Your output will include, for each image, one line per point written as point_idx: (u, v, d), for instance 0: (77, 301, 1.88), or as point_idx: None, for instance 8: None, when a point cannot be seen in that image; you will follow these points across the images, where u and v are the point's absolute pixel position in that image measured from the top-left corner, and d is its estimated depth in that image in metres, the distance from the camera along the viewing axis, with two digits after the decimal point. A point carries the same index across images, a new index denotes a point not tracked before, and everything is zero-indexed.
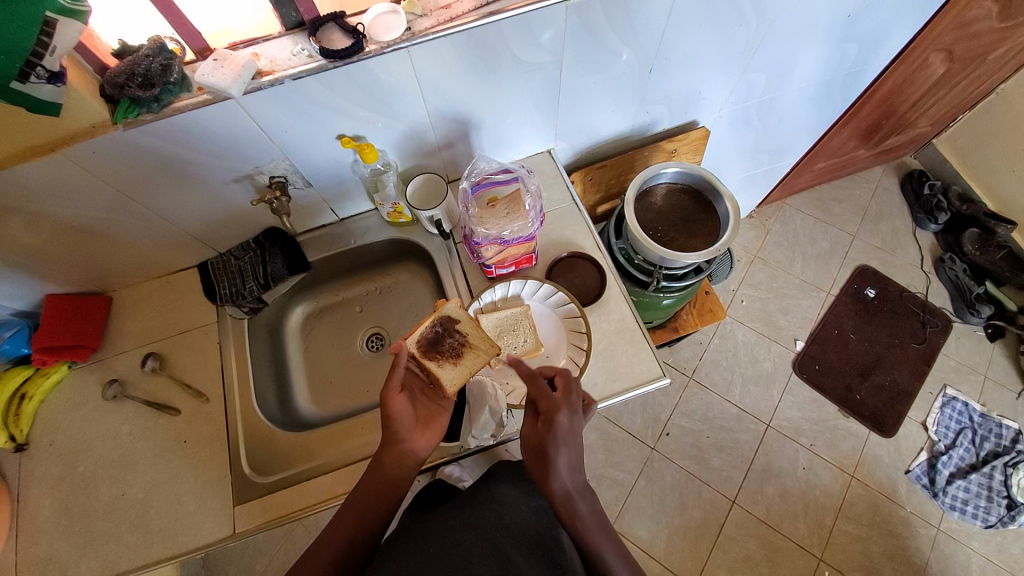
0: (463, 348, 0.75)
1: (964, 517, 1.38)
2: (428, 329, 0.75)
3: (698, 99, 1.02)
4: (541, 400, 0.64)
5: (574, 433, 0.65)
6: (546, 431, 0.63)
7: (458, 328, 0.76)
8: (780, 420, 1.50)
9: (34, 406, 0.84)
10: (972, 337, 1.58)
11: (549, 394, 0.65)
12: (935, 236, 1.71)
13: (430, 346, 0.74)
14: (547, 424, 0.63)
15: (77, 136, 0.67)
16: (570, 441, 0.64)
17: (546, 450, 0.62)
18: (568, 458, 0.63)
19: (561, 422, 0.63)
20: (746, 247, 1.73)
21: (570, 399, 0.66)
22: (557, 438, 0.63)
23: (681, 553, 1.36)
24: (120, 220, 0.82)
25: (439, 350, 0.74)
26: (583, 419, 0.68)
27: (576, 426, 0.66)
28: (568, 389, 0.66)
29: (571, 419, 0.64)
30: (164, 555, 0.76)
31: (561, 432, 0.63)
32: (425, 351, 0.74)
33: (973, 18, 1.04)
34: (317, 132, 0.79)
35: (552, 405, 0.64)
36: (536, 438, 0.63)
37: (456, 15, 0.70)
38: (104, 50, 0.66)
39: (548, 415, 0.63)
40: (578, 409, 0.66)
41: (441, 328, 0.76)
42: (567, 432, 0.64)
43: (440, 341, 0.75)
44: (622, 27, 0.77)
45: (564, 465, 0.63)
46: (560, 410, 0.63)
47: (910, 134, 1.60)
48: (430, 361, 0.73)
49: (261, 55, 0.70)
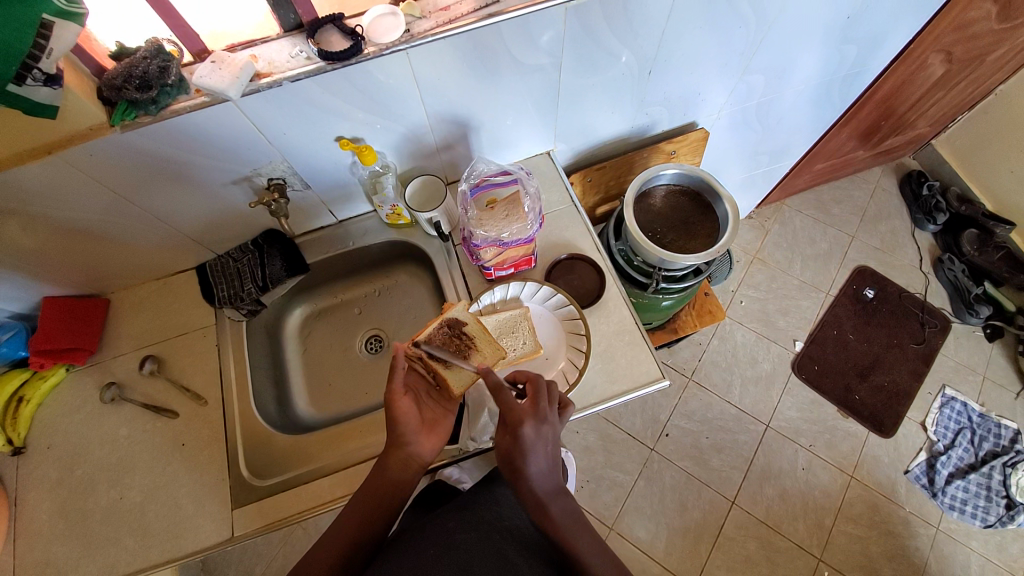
0: (471, 349, 0.77)
1: (964, 517, 1.38)
2: (436, 331, 0.77)
3: (697, 100, 1.02)
4: (506, 412, 0.62)
5: (544, 440, 0.62)
6: (512, 443, 0.61)
7: (467, 330, 0.78)
8: (779, 420, 1.50)
9: (32, 409, 0.84)
10: (971, 337, 1.58)
11: (516, 404, 0.62)
12: (934, 237, 1.72)
13: (438, 349, 0.76)
14: (513, 436, 0.61)
15: (75, 137, 0.67)
16: (540, 450, 0.61)
17: (513, 462, 0.61)
18: (539, 466, 0.61)
19: (527, 433, 0.60)
20: (745, 248, 1.73)
21: (537, 407, 0.63)
22: (524, 449, 0.60)
23: (681, 553, 1.36)
24: (119, 222, 0.82)
25: (447, 351, 0.76)
26: (556, 424, 0.65)
27: (547, 434, 0.63)
28: (536, 397, 0.64)
29: (539, 428, 0.62)
30: (162, 559, 0.75)
31: (528, 443, 0.60)
32: (435, 352, 0.75)
33: (972, 19, 1.05)
34: (316, 133, 0.79)
35: (516, 416, 0.61)
36: (503, 450, 0.61)
37: (455, 17, 0.69)
38: (102, 52, 0.66)
39: (513, 426, 0.61)
40: (547, 417, 0.63)
41: (449, 330, 0.77)
42: (536, 441, 0.61)
43: (449, 342, 0.76)
44: (621, 28, 0.77)
45: (535, 473, 0.61)
46: (524, 422, 0.60)
47: (909, 135, 1.60)
48: (439, 362, 0.75)
49: (258, 57, 0.69)
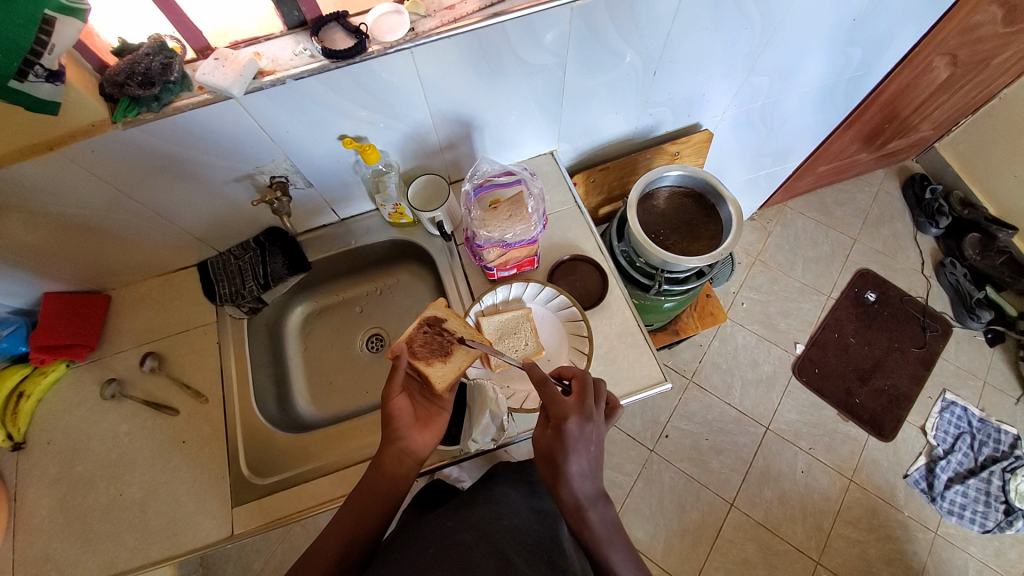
0: (453, 346, 0.75)
1: (962, 522, 1.38)
2: (416, 331, 0.74)
3: (701, 101, 1.01)
4: (552, 406, 0.62)
5: (588, 439, 0.62)
6: (554, 438, 0.61)
7: (447, 326, 0.76)
8: (779, 422, 1.50)
9: (32, 404, 0.84)
10: (972, 342, 1.58)
11: (562, 399, 0.62)
12: (936, 241, 1.71)
13: (421, 348, 0.73)
14: (556, 431, 0.61)
15: (76, 134, 0.67)
16: (582, 448, 0.61)
17: (554, 458, 0.60)
18: (580, 466, 0.60)
19: (571, 430, 0.60)
20: (746, 250, 1.73)
21: (582, 404, 0.63)
22: (566, 446, 0.60)
23: (679, 555, 1.36)
24: (120, 218, 0.82)
25: (429, 350, 0.73)
26: (601, 424, 0.64)
27: (591, 433, 0.62)
28: (582, 394, 0.64)
29: (583, 426, 0.61)
30: (162, 556, 0.75)
31: (570, 439, 0.60)
32: (417, 353, 0.73)
33: (978, 23, 1.04)
34: (320, 132, 0.79)
35: (560, 411, 0.61)
36: (545, 444, 0.61)
37: (460, 16, 0.69)
38: (104, 48, 0.66)
39: (556, 421, 0.61)
40: (593, 415, 0.63)
41: (429, 329, 0.75)
42: (579, 439, 0.61)
43: (430, 341, 0.74)
44: (627, 28, 0.76)
45: (575, 474, 0.60)
46: (569, 417, 0.60)
47: (913, 138, 1.60)
48: (421, 362, 0.72)
49: (262, 55, 0.69)
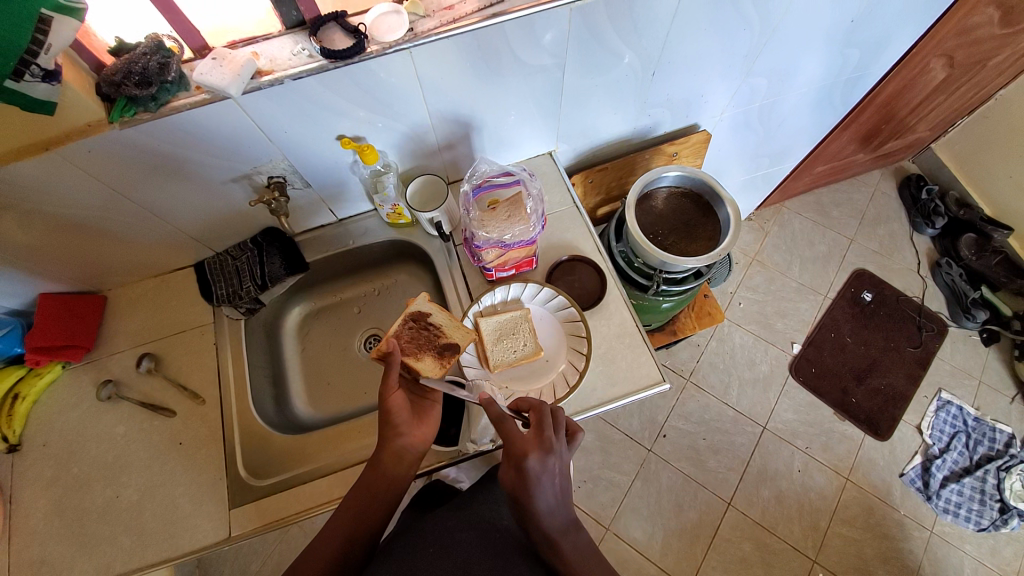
0: (440, 337, 0.76)
1: (957, 520, 1.39)
2: (402, 327, 0.75)
3: (700, 102, 1.01)
4: (511, 444, 0.61)
5: (551, 473, 0.60)
6: (517, 478, 0.59)
7: (432, 320, 0.77)
8: (776, 422, 1.51)
9: (27, 406, 0.83)
10: (968, 341, 1.59)
11: (520, 435, 0.61)
12: (932, 241, 1.72)
13: (410, 343, 0.74)
14: (517, 471, 0.59)
15: (72, 134, 0.66)
16: (546, 483, 0.59)
17: (519, 499, 0.59)
18: (547, 500, 0.59)
19: (532, 467, 0.59)
20: (744, 250, 1.73)
21: (542, 437, 0.61)
22: (529, 484, 0.58)
23: (677, 554, 1.36)
24: (116, 218, 0.81)
25: (416, 344, 0.74)
26: (563, 452, 0.64)
27: (554, 466, 0.61)
28: (540, 426, 0.63)
29: (544, 461, 0.60)
30: (159, 558, 0.75)
31: (532, 477, 0.59)
32: (404, 348, 0.73)
33: (975, 24, 1.05)
34: (318, 131, 0.78)
35: (519, 449, 0.60)
36: (508, 486, 0.60)
37: (460, 16, 0.69)
38: (101, 47, 0.66)
39: (516, 461, 0.59)
40: (553, 447, 0.61)
41: (414, 324, 0.76)
42: (541, 475, 0.59)
43: (416, 335, 0.75)
44: (625, 29, 0.76)
45: (543, 509, 0.58)
46: (528, 454, 0.59)
47: (909, 139, 1.61)
48: (410, 357, 0.72)
49: (260, 54, 0.69)
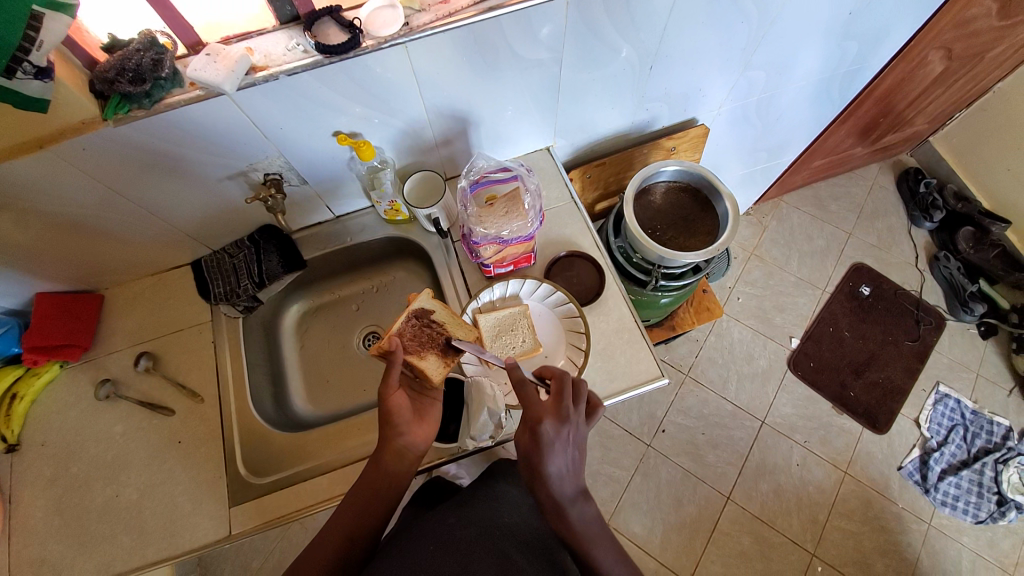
0: (443, 335, 0.75)
1: (955, 512, 1.40)
2: (404, 324, 0.74)
3: (698, 96, 1.01)
4: (528, 408, 0.62)
5: (565, 442, 0.60)
6: (530, 441, 0.60)
7: (435, 318, 0.76)
8: (775, 416, 1.51)
9: (25, 405, 0.83)
10: (966, 335, 1.59)
11: (538, 401, 0.62)
12: (930, 234, 1.72)
13: (413, 342, 0.73)
14: (531, 434, 0.60)
15: (66, 132, 0.66)
16: (559, 450, 0.60)
17: (532, 461, 0.60)
18: (559, 467, 0.60)
19: (546, 432, 0.59)
20: (742, 245, 1.73)
21: (559, 405, 0.61)
22: (541, 448, 0.59)
23: (677, 548, 1.37)
24: (112, 216, 0.81)
25: (419, 343, 0.73)
26: (580, 426, 0.63)
27: (568, 435, 0.61)
28: (559, 395, 0.63)
29: (559, 428, 0.60)
30: (160, 557, 0.75)
31: (545, 442, 0.59)
32: (407, 347, 0.72)
33: (973, 16, 1.04)
34: (314, 128, 0.78)
35: (536, 413, 0.61)
36: (521, 447, 0.61)
37: (454, 11, 0.68)
38: (94, 44, 0.65)
39: (531, 424, 0.60)
40: (569, 417, 0.61)
41: (417, 321, 0.74)
42: (555, 442, 0.60)
43: (419, 334, 0.74)
44: (622, 22, 0.76)
45: (553, 475, 0.59)
46: (543, 418, 0.60)
47: (907, 132, 1.60)
48: (412, 355, 0.71)
49: (254, 50, 0.68)
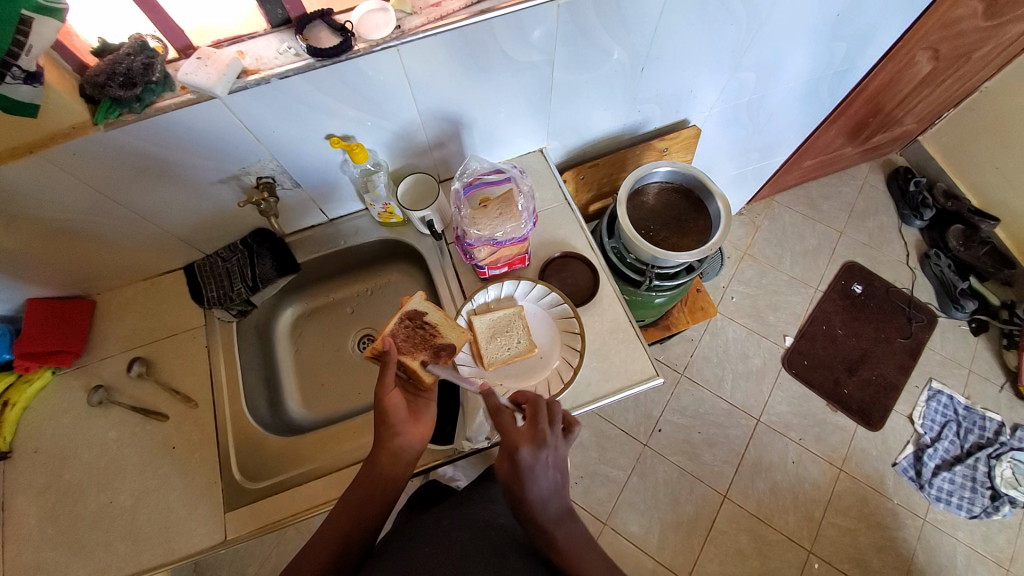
0: (435, 336, 0.75)
1: (949, 508, 1.41)
2: (397, 326, 0.74)
3: (689, 97, 1.02)
4: (503, 437, 0.61)
5: (544, 465, 0.60)
6: (509, 469, 0.59)
7: (427, 319, 0.76)
8: (770, 414, 1.52)
9: (17, 412, 0.82)
10: (957, 331, 1.61)
11: (514, 428, 0.61)
12: (921, 233, 1.74)
13: (406, 343, 0.73)
14: (510, 462, 0.59)
15: (57, 137, 0.65)
16: (539, 475, 0.59)
17: (511, 490, 0.59)
18: (539, 492, 0.59)
19: (524, 459, 0.59)
20: (735, 244, 1.75)
21: (535, 430, 0.61)
22: (520, 475, 0.58)
23: (675, 547, 1.37)
24: (103, 221, 0.80)
25: (413, 344, 0.73)
26: (558, 447, 0.63)
27: (547, 459, 0.61)
28: (535, 419, 0.62)
29: (537, 453, 0.60)
30: (155, 563, 0.74)
31: (524, 469, 0.58)
32: (400, 347, 0.72)
33: (960, 17, 1.05)
34: (307, 131, 0.78)
35: (512, 440, 0.60)
36: (500, 476, 0.60)
37: (446, 13, 0.69)
38: (83, 47, 0.64)
39: (509, 451, 0.59)
40: (546, 440, 0.61)
41: (410, 323, 0.75)
42: (534, 467, 0.59)
43: (412, 335, 0.74)
44: (613, 25, 0.76)
45: (535, 500, 0.59)
46: (520, 446, 0.59)
47: (897, 131, 1.62)
48: (406, 356, 0.71)
49: (245, 54, 0.68)
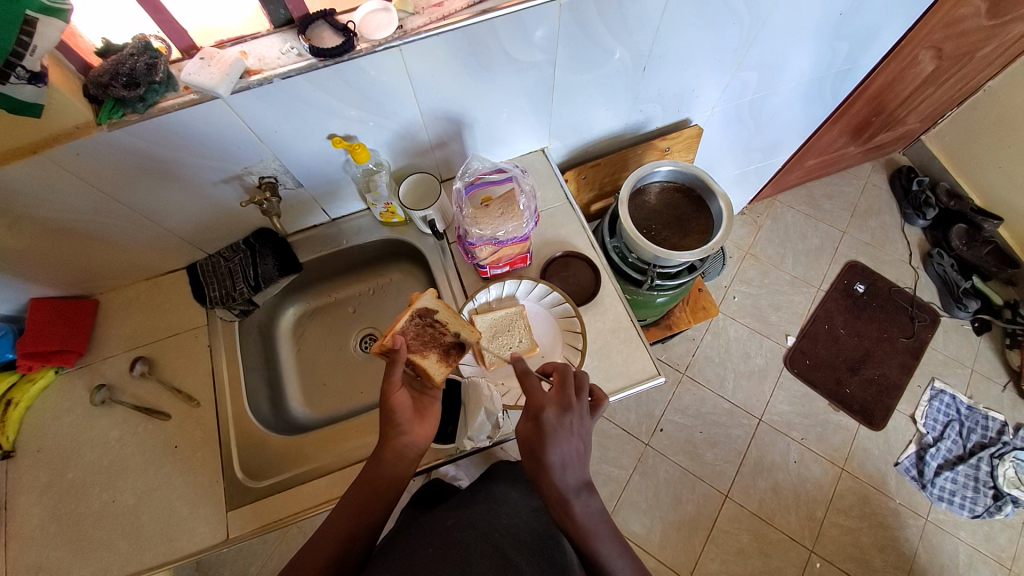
0: (446, 335, 0.75)
1: (952, 507, 1.41)
2: (408, 323, 0.74)
3: (691, 96, 1.02)
4: (530, 400, 0.62)
5: (570, 431, 0.61)
6: (533, 430, 0.60)
7: (438, 317, 0.75)
8: (772, 414, 1.52)
9: (20, 412, 0.83)
10: (960, 331, 1.61)
11: (541, 392, 0.62)
12: (923, 232, 1.74)
13: (415, 341, 0.73)
14: (535, 423, 0.60)
15: (60, 137, 0.66)
16: (563, 438, 0.60)
17: (534, 452, 0.59)
18: (561, 456, 0.59)
19: (548, 420, 0.60)
20: (737, 244, 1.74)
21: (562, 394, 0.62)
22: (545, 436, 0.59)
23: (676, 547, 1.37)
24: (107, 222, 0.81)
25: (422, 342, 0.73)
26: (583, 417, 0.63)
27: (572, 424, 0.61)
28: (562, 386, 0.63)
29: (561, 417, 0.60)
30: (157, 561, 0.75)
31: (550, 429, 0.59)
32: (410, 345, 0.72)
33: (963, 15, 1.05)
34: (309, 131, 0.78)
35: (538, 402, 0.61)
36: (524, 438, 0.60)
37: (449, 13, 0.69)
38: (88, 48, 0.65)
39: (534, 413, 0.61)
40: (572, 405, 0.62)
41: (420, 320, 0.75)
42: (558, 430, 0.60)
43: (422, 333, 0.74)
44: (615, 24, 0.76)
45: (557, 464, 0.59)
46: (546, 407, 0.60)
47: (899, 131, 1.62)
48: (414, 354, 0.72)
49: (248, 54, 0.68)
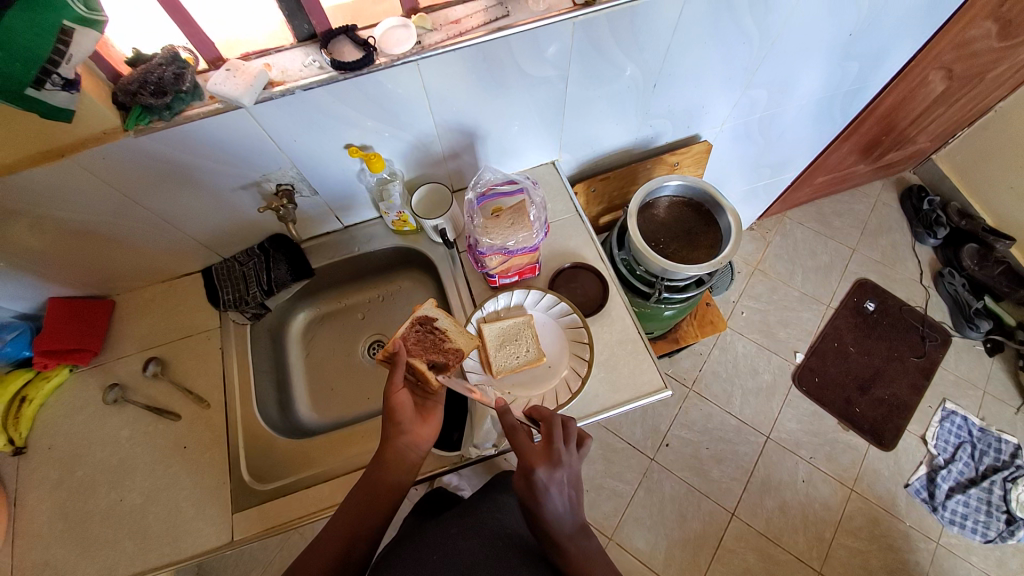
0: (445, 342, 0.76)
1: (964, 531, 1.38)
2: (408, 330, 0.74)
3: (701, 113, 1.03)
4: (519, 456, 0.61)
5: (561, 483, 0.61)
6: (525, 488, 0.60)
7: (438, 325, 0.76)
8: (780, 432, 1.50)
9: (33, 410, 0.84)
10: (972, 351, 1.59)
11: (530, 448, 0.61)
12: (934, 251, 1.73)
13: (416, 347, 0.73)
14: (525, 481, 0.60)
15: (88, 142, 0.68)
16: (554, 493, 0.60)
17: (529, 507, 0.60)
18: (556, 507, 0.60)
19: (539, 479, 0.59)
20: (746, 259, 1.74)
21: (550, 449, 0.61)
22: (537, 495, 0.59)
23: (680, 565, 1.35)
24: (126, 224, 0.83)
25: (422, 348, 0.74)
26: (573, 463, 0.63)
27: (562, 478, 0.61)
28: (550, 439, 0.63)
29: (553, 473, 0.60)
30: (161, 562, 0.75)
31: (541, 488, 0.59)
32: (410, 350, 0.73)
33: (973, 37, 1.06)
34: (326, 140, 0.80)
35: (529, 461, 0.60)
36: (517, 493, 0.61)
37: (465, 30, 0.71)
38: (119, 58, 0.67)
39: (525, 471, 0.60)
40: (561, 459, 0.61)
41: (421, 327, 0.75)
42: (550, 486, 0.60)
43: (422, 340, 0.74)
44: (626, 41, 0.78)
45: (553, 515, 0.60)
46: (535, 466, 0.59)
47: (910, 149, 1.62)
48: (415, 358, 0.72)
49: (272, 66, 0.71)
